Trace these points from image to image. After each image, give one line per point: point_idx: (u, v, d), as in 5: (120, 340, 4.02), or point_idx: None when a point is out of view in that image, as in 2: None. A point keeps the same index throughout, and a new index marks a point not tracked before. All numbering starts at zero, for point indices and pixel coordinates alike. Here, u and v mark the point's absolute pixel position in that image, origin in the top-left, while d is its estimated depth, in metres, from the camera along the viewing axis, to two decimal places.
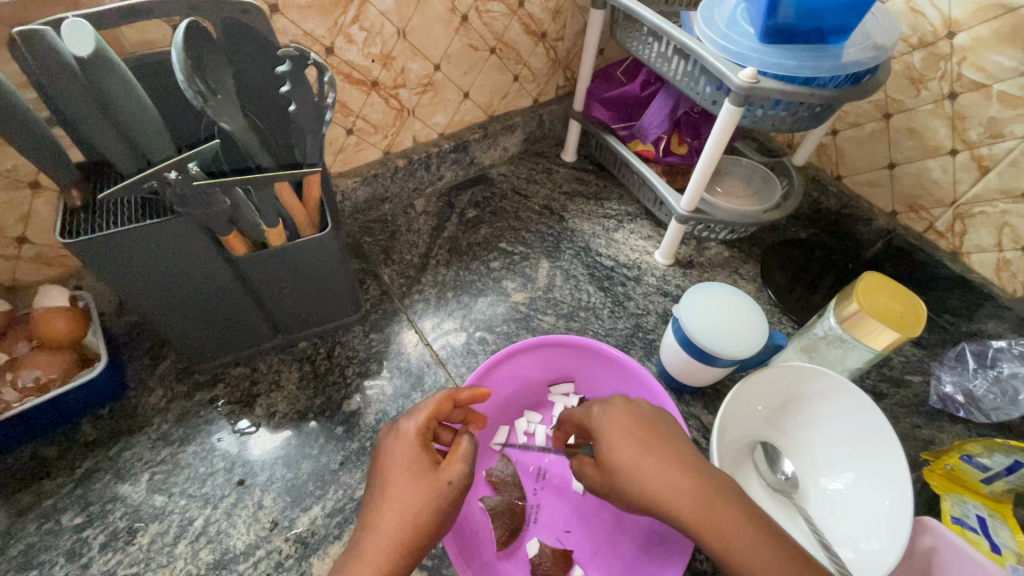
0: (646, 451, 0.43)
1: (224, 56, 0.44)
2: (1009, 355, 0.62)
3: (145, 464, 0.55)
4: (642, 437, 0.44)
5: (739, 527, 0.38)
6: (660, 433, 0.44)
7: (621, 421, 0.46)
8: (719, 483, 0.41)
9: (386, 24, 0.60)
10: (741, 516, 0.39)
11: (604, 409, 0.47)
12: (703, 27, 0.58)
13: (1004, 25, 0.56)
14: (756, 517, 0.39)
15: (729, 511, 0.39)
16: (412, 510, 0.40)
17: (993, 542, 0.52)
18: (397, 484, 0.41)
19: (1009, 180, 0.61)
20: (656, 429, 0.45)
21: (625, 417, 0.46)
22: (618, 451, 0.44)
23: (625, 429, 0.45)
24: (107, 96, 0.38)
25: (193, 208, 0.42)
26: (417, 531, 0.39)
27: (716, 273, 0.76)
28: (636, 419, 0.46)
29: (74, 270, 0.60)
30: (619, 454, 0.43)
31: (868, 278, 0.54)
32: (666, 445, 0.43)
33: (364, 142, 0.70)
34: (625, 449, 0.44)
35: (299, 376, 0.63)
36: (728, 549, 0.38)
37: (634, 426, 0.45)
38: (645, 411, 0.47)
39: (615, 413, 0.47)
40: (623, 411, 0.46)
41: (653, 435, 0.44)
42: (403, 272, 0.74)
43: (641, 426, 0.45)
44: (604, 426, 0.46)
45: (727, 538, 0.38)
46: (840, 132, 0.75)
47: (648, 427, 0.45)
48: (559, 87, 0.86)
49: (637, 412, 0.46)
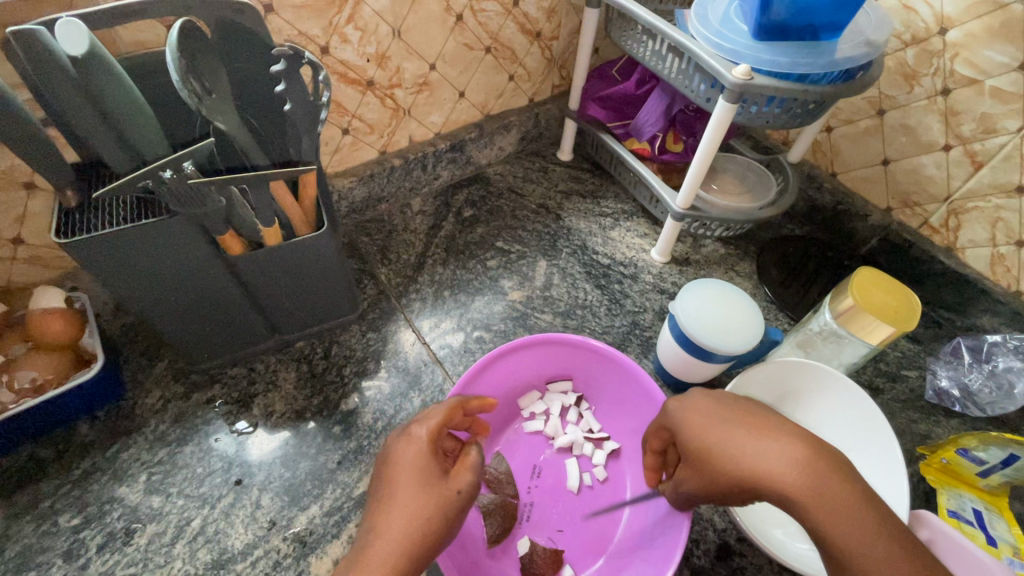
0: (736, 431, 0.40)
1: (217, 56, 0.44)
2: (1004, 349, 0.63)
3: (142, 465, 0.55)
4: (729, 418, 0.41)
5: (846, 498, 0.35)
6: (749, 413, 0.41)
7: (706, 407, 0.43)
8: (822, 450, 0.37)
9: (380, 23, 0.60)
10: (849, 491, 0.36)
11: (681, 402, 0.44)
12: (697, 25, 0.58)
13: (996, 21, 0.57)
14: (866, 495, 0.36)
15: (831, 483, 0.36)
16: (419, 514, 0.38)
17: (989, 535, 0.52)
18: (409, 487, 0.39)
19: (1003, 175, 0.62)
20: (743, 410, 0.42)
21: (708, 403, 0.43)
22: (706, 433, 0.41)
23: (710, 414, 0.42)
24: (102, 95, 0.38)
25: (188, 207, 0.42)
26: (426, 536, 0.37)
27: (712, 270, 0.77)
28: (719, 406, 0.43)
29: (70, 271, 0.60)
30: (712, 432, 0.41)
31: (862, 273, 0.55)
32: (760, 422, 0.40)
33: (360, 142, 0.70)
34: (713, 430, 0.41)
35: (296, 376, 0.63)
36: (839, 524, 0.35)
37: (720, 411, 0.42)
38: (732, 398, 0.44)
39: (699, 401, 0.44)
40: (705, 397, 0.44)
41: (742, 415, 0.41)
42: (400, 272, 0.74)
43: (728, 409, 0.42)
44: (690, 412, 0.43)
45: (837, 512, 0.35)
46: (835, 129, 0.75)
47: (733, 410, 0.42)
48: (554, 86, 0.86)
49: (722, 399, 0.43)
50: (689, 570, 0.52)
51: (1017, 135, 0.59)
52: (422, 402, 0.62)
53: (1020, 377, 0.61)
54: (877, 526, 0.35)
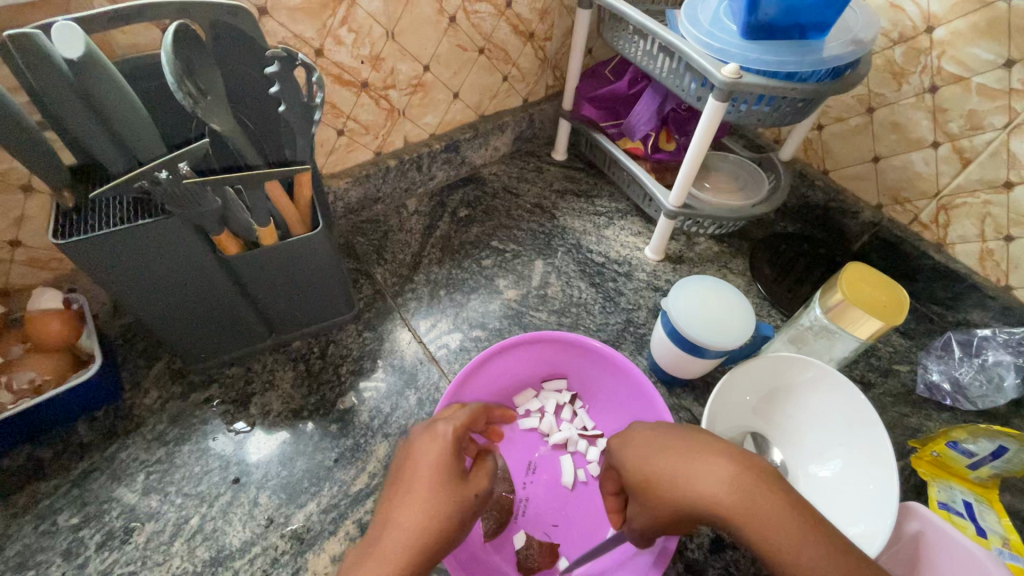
0: (668, 457, 0.39)
1: (212, 59, 0.45)
2: (993, 344, 0.64)
3: (141, 464, 0.56)
4: (664, 444, 0.41)
5: (776, 507, 0.34)
6: (684, 437, 0.41)
7: (646, 438, 0.43)
8: (749, 461, 0.36)
9: (374, 25, 0.61)
10: (777, 500, 0.34)
11: (622, 440, 0.45)
12: (687, 25, 0.59)
13: (981, 19, 0.57)
14: (796, 501, 0.34)
15: (760, 494, 0.34)
16: (439, 511, 0.37)
17: (979, 526, 0.53)
18: (432, 485, 0.39)
19: (990, 171, 0.62)
20: (678, 435, 0.41)
21: (647, 435, 0.43)
22: (644, 466, 0.41)
23: (647, 446, 0.42)
24: (98, 98, 0.38)
25: (183, 207, 0.43)
26: (441, 534, 0.37)
27: (705, 268, 0.77)
28: (655, 436, 0.43)
29: (68, 273, 0.60)
30: (649, 466, 0.40)
31: (852, 268, 0.55)
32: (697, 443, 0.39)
33: (355, 143, 0.70)
34: (650, 462, 0.41)
35: (293, 376, 0.63)
36: (771, 536, 0.33)
37: (655, 440, 0.42)
38: (670, 426, 0.43)
39: (638, 435, 0.44)
40: (646, 434, 0.43)
41: (676, 440, 0.40)
42: (396, 272, 0.74)
43: (663, 436, 0.42)
44: (633, 446, 0.43)
45: (767, 525, 0.33)
46: (826, 127, 0.76)
47: (667, 435, 0.42)
48: (548, 87, 0.87)
49: (659, 429, 0.43)
50: (683, 563, 0.52)
51: (1003, 131, 0.60)
52: (418, 401, 0.62)
53: (1010, 370, 0.62)
54: (810, 532, 0.33)
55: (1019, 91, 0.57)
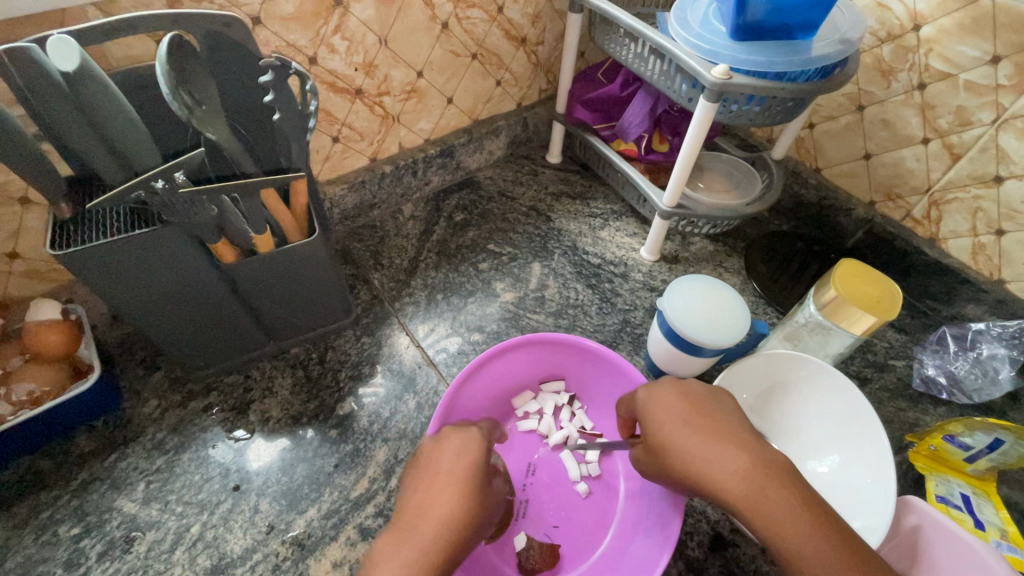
0: (692, 429, 0.41)
1: (207, 70, 0.45)
2: (988, 337, 0.65)
3: (141, 474, 0.56)
4: (690, 413, 0.42)
5: (787, 509, 0.35)
6: (710, 411, 0.42)
7: (672, 395, 0.44)
8: (770, 457, 0.38)
9: (367, 33, 0.61)
10: (787, 495, 0.36)
11: (650, 391, 0.46)
12: (677, 27, 0.60)
13: (967, 16, 0.58)
14: (805, 497, 0.36)
15: (771, 489, 0.36)
16: (466, 512, 0.39)
17: (977, 519, 0.53)
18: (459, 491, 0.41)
19: (980, 166, 0.63)
20: (707, 405, 0.43)
21: (675, 391, 0.44)
22: (663, 425, 0.43)
23: (671, 409, 0.43)
24: (95, 110, 0.39)
25: (178, 216, 0.43)
26: (471, 530, 0.39)
27: (701, 267, 0.78)
28: (681, 398, 0.43)
29: (66, 284, 0.60)
30: (666, 433, 0.42)
31: (844, 264, 0.56)
32: (716, 424, 0.41)
33: (351, 150, 0.71)
34: (672, 427, 0.42)
35: (292, 382, 0.63)
36: (776, 534, 0.35)
37: (683, 405, 0.43)
38: (697, 391, 0.44)
39: (666, 392, 0.45)
40: (669, 391, 0.44)
41: (700, 413, 0.42)
42: (393, 276, 0.74)
43: (690, 403, 0.43)
44: (657, 400, 0.44)
45: (775, 523, 0.35)
46: (817, 125, 0.77)
47: (694, 403, 0.43)
48: (541, 90, 0.88)
49: (688, 390, 0.44)
50: (683, 562, 0.52)
51: (991, 127, 0.61)
52: (417, 404, 0.62)
53: (1004, 364, 0.62)
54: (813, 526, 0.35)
55: (1006, 86, 0.58)
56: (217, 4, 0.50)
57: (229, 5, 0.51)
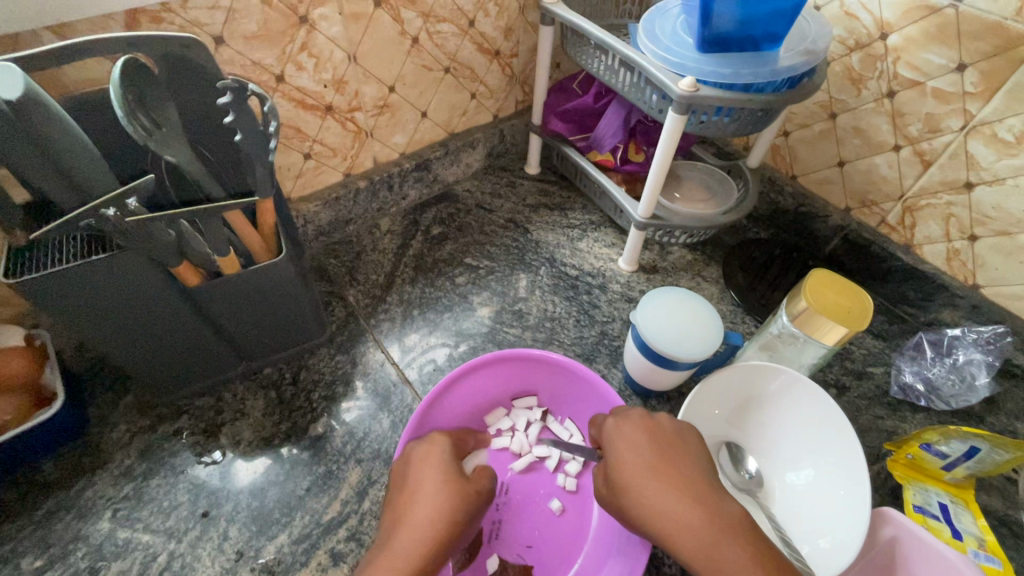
0: (655, 473, 0.42)
1: (164, 92, 0.45)
2: (964, 341, 0.64)
3: (107, 502, 0.55)
4: (656, 455, 0.44)
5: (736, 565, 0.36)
6: (671, 454, 0.44)
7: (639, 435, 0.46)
8: (723, 514, 0.39)
9: (335, 49, 0.61)
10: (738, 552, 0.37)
11: (618, 422, 0.47)
12: (646, 40, 0.60)
13: (932, 25, 0.58)
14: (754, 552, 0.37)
15: (724, 548, 0.37)
16: (441, 513, 0.43)
17: (955, 529, 0.53)
18: (451, 488, 0.45)
19: (950, 172, 0.63)
20: (673, 448, 0.44)
21: (642, 431, 0.46)
22: (627, 471, 0.43)
23: (636, 448, 0.44)
24: (43, 137, 0.38)
25: (133, 241, 0.42)
26: (447, 529, 0.42)
27: (679, 277, 0.78)
28: (648, 438, 0.45)
29: (28, 309, 0.59)
30: (625, 476, 0.43)
31: (816, 274, 0.56)
32: (674, 472, 0.42)
33: (323, 166, 0.70)
34: (632, 472, 0.43)
35: (264, 403, 0.62)
36: None
37: (650, 446, 0.44)
38: (664, 429, 0.46)
39: (636, 430, 0.46)
40: (634, 428, 0.46)
41: (661, 460, 0.43)
42: (369, 292, 0.74)
43: (659, 442, 0.44)
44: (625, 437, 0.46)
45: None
46: (791, 133, 0.77)
47: (662, 445, 0.44)
48: (518, 102, 0.87)
49: (654, 428, 0.46)
50: None
51: (960, 133, 0.61)
52: (391, 423, 0.62)
53: (982, 369, 0.63)
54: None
55: (972, 93, 0.58)
56: (177, 24, 0.50)
57: (190, 25, 0.50)
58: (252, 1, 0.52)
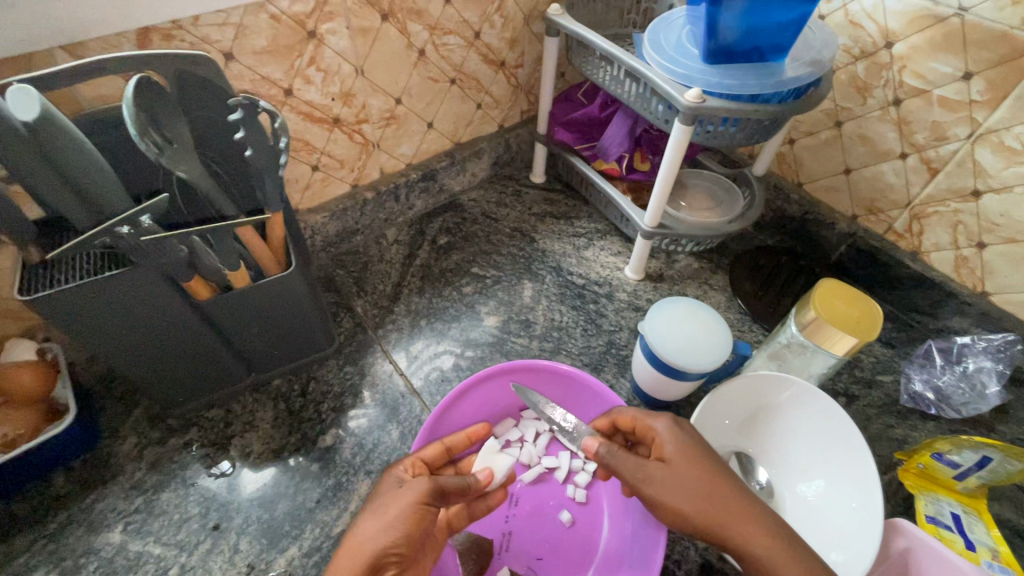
0: (703, 491, 0.42)
1: (176, 109, 0.45)
2: (974, 350, 0.64)
3: (119, 515, 0.55)
4: (703, 469, 0.43)
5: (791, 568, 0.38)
6: (715, 468, 0.43)
7: (680, 444, 0.44)
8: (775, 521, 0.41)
9: (343, 63, 0.61)
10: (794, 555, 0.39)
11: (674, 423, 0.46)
12: (651, 51, 0.60)
13: (937, 34, 0.58)
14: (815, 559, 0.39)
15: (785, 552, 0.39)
16: (378, 515, 0.41)
17: (968, 539, 0.52)
18: (396, 489, 0.43)
19: (958, 180, 0.63)
20: (712, 460, 0.44)
21: (681, 439, 0.45)
22: (691, 473, 0.43)
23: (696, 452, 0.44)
24: (59, 157, 0.38)
25: (147, 257, 0.43)
26: (387, 528, 0.40)
27: (686, 285, 0.78)
28: (689, 448, 0.44)
29: (39, 322, 0.60)
30: (689, 478, 0.42)
31: (825, 284, 0.56)
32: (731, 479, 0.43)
33: (331, 177, 0.70)
34: (696, 474, 0.43)
35: (274, 415, 0.62)
36: None
37: (694, 458, 0.43)
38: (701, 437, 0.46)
39: (677, 438, 0.45)
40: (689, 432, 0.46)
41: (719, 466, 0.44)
42: (376, 303, 0.74)
43: (700, 454, 0.44)
44: (666, 446, 0.45)
45: None
46: (797, 141, 0.77)
47: (703, 458, 0.44)
48: (523, 111, 0.88)
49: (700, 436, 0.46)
50: None
51: (967, 141, 0.61)
52: (400, 434, 0.62)
53: (992, 377, 0.62)
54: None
55: (979, 102, 0.58)
56: (188, 41, 0.50)
57: (201, 42, 0.51)
58: (261, 17, 0.53)
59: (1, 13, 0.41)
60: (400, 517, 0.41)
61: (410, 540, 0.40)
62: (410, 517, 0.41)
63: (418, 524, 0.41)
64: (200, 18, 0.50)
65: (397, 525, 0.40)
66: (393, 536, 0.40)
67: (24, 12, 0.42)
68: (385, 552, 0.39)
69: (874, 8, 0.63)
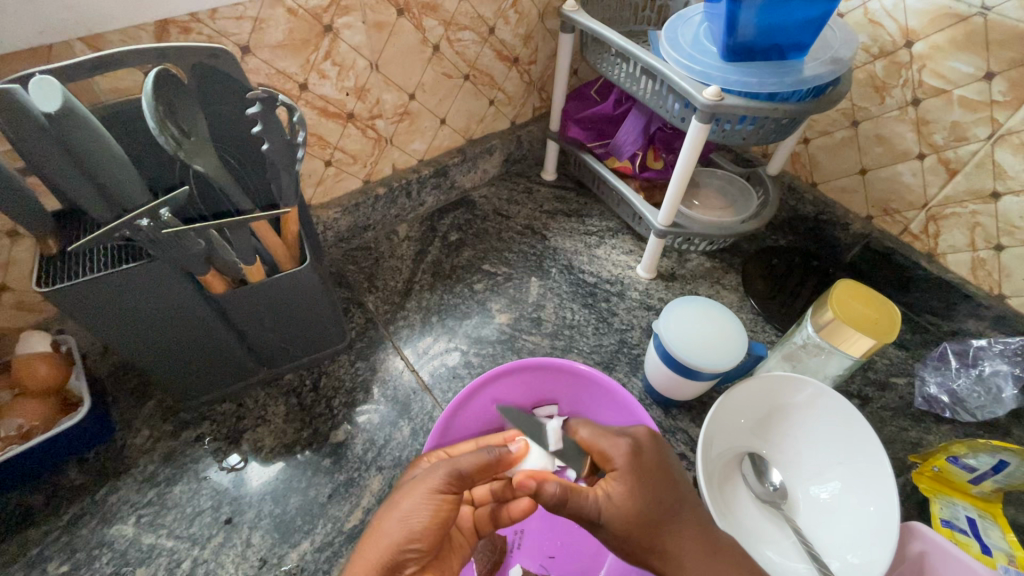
0: (643, 537, 0.41)
1: (195, 102, 0.45)
2: (989, 353, 0.63)
3: (132, 507, 0.55)
4: (648, 514, 0.41)
5: None
6: (663, 512, 0.42)
7: (629, 491, 0.42)
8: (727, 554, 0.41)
9: (358, 58, 0.61)
10: None
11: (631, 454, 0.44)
12: (668, 49, 0.60)
13: (960, 33, 0.58)
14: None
15: None
16: (400, 515, 0.41)
17: (983, 544, 0.52)
18: (412, 485, 0.43)
19: (977, 181, 0.62)
20: (660, 504, 0.42)
21: (631, 483, 0.42)
22: (643, 522, 0.41)
23: (651, 494, 0.42)
24: (79, 150, 0.38)
25: (166, 250, 0.43)
26: (400, 528, 0.40)
27: (698, 285, 0.77)
28: (635, 496, 0.42)
29: (54, 315, 0.60)
30: (636, 525, 0.41)
31: (842, 285, 0.55)
32: (677, 523, 0.42)
33: (344, 172, 0.70)
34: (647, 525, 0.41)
35: (285, 409, 0.63)
36: None
37: (641, 505, 0.42)
38: (651, 467, 0.44)
39: (627, 483, 0.42)
40: (651, 464, 0.44)
41: (668, 507, 0.42)
42: (387, 299, 0.74)
43: (646, 500, 0.42)
44: (616, 488, 0.42)
45: None
46: (812, 140, 0.76)
47: (651, 500, 0.42)
48: (535, 108, 0.88)
49: (656, 476, 0.43)
50: None
51: (987, 142, 0.60)
52: (411, 431, 0.62)
53: (1008, 381, 0.61)
54: None
55: (1001, 102, 0.58)
56: (206, 35, 0.50)
57: (217, 36, 0.51)
58: (278, 11, 0.53)
59: (20, 5, 0.41)
60: (416, 509, 0.41)
61: (428, 531, 0.40)
62: (426, 507, 0.41)
63: (434, 515, 0.41)
64: (217, 11, 0.50)
65: (415, 516, 0.41)
66: (409, 530, 0.40)
67: (43, 3, 0.42)
68: (404, 547, 0.40)
69: (894, 6, 0.62)
